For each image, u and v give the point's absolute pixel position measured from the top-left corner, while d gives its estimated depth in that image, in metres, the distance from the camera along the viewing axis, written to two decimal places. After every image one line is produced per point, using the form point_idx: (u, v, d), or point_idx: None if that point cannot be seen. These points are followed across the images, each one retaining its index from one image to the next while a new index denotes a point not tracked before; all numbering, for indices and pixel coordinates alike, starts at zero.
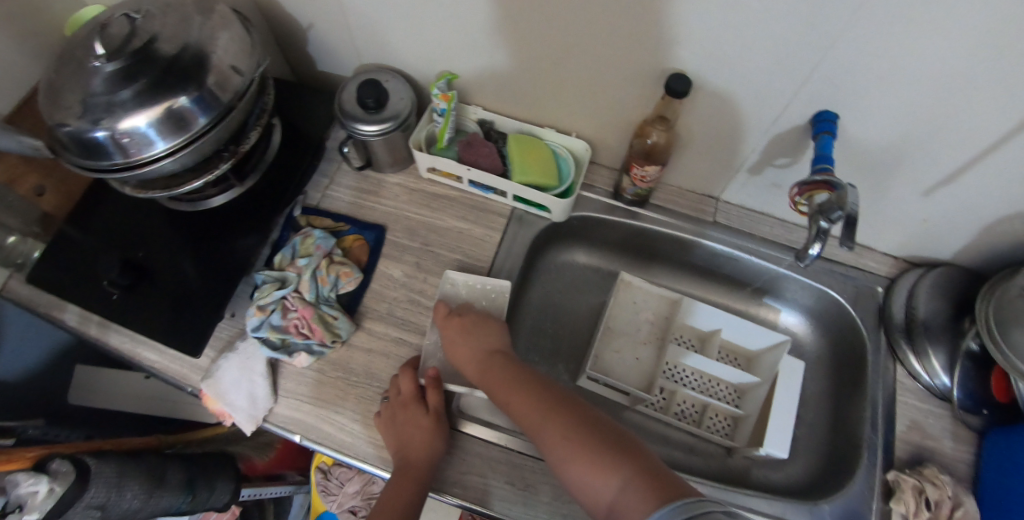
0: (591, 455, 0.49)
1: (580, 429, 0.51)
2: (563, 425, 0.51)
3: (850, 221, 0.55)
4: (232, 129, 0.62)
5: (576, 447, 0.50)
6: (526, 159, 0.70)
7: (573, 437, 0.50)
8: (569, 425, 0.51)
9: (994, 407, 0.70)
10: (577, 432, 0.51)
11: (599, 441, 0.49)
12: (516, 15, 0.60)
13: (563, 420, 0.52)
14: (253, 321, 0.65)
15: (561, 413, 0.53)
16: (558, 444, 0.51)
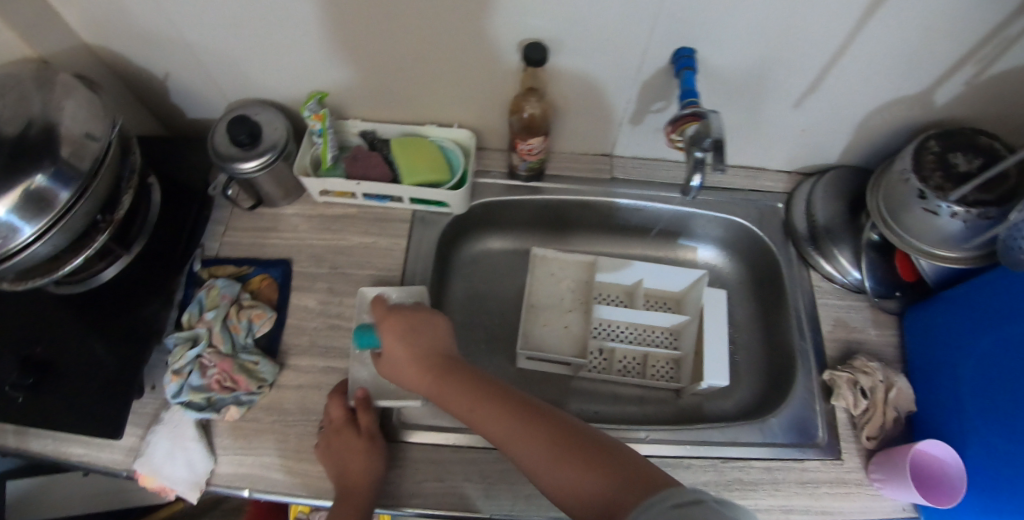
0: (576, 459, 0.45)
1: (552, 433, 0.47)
2: (537, 431, 0.47)
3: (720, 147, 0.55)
4: (101, 197, 0.59)
5: (558, 451, 0.46)
6: (412, 160, 0.70)
7: (550, 442, 0.46)
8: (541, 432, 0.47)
9: (904, 288, 0.74)
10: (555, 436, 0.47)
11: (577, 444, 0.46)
12: (363, 19, 0.59)
13: (533, 427, 0.48)
14: (172, 388, 0.62)
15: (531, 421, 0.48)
16: (539, 454, 0.46)
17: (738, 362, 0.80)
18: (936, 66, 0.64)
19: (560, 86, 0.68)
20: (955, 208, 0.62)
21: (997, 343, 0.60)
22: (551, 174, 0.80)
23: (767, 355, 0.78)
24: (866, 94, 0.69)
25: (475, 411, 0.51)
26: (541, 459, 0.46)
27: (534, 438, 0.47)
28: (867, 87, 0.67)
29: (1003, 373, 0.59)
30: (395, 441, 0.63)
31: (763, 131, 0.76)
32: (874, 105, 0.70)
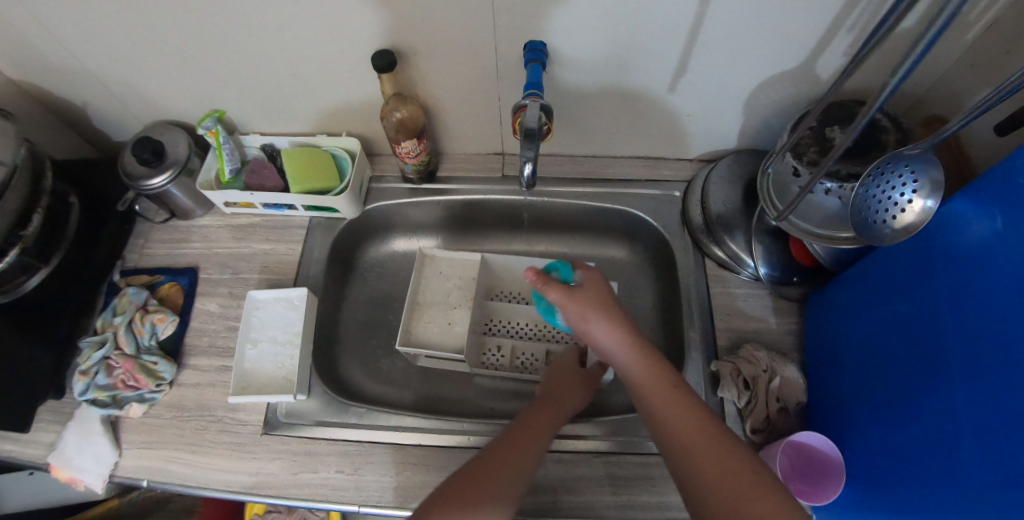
0: (710, 441, 0.50)
1: (697, 409, 0.53)
2: (690, 407, 0.53)
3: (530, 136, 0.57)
4: (11, 217, 0.66)
5: (701, 434, 0.51)
6: (298, 168, 0.73)
7: (694, 420, 0.52)
8: (681, 410, 0.52)
9: (802, 273, 0.70)
10: (693, 417, 0.52)
11: (712, 425, 0.52)
12: (230, 41, 0.64)
13: (686, 400, 0.53)
14: (78, 386, 0.68)
15: (687, 395, 0.54)
16: (676, 433, 0.51)
17: None
18: (805, 39, 0.61)
19: (430, 87, 0.70)
20: (829, 184, 0.61)
21: (876, 329, 0.56)
22: (446, 175, 0.82)
23: (669, 347, 0.77)
24: (740, 77, 0.67)
25: (651, 372, 0.55)
26: (675, 440, 0.51)
27: (674, 416, 0.52)
28: (738, 67, 0.66)
29: (881, 361, 0.55)
30: (278, 433, 0.67)
31: (649, 122, 0.76)
32: (754, 86, 0.68)
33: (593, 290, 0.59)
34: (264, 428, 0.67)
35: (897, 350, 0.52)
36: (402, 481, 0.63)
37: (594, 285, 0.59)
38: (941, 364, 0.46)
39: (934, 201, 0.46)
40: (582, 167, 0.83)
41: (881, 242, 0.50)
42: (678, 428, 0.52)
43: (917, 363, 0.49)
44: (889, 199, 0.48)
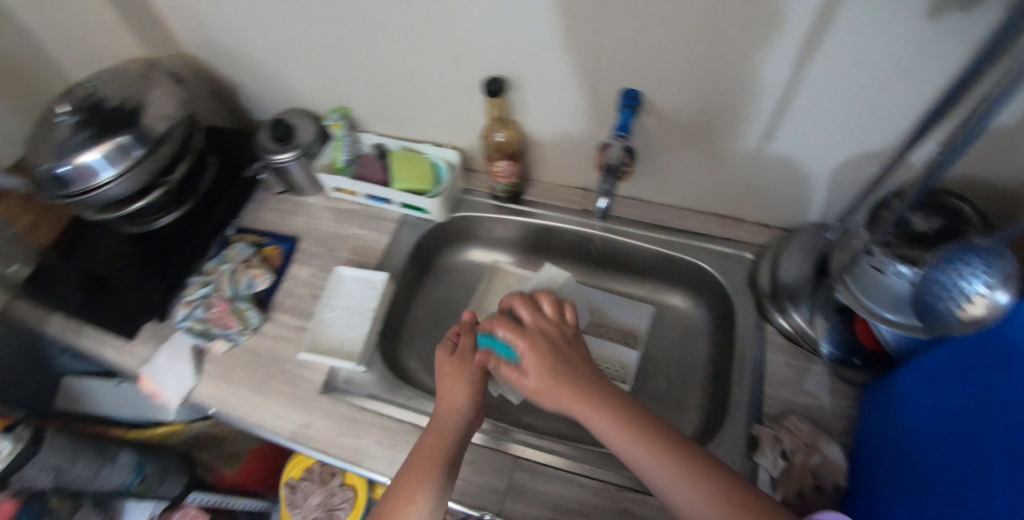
0: (678, 471, 0.49)
1: (658, 441, 0.51)
2: (649, 439, 0.51)
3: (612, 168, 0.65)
4: (165, 159, 0.80)
5: (667, 466, 0.49)
6: (403, 169, 0.83)
7: (656, 451, 0.50)
8: (642, 445, 0.51)
9: (864, 356, 0.68)
10: (655, 449, 0.50)
11: (681, 452, 0.50)
12: (369, 51, 0.76)
13: (648, 432, 0.51)
14: (181, 314, 0.79)
15: (645, 424, 0.52)
16: (641, 464, 0.50)
17: (686, 405, 0.80)
18: (895, 122, 0.63)
19: (531, 117, 0.77)
20: (901, 267, 0.59)
21: (930, 415, 0.54)
22: (530, 197, 0.88)
23: (713, 403, 0.77)
24: (826, 150, 0.69)
25: (598, 415, 0.53)
26: (643, 471, 0.50)
27: (632, 450, 0.51)
28: (825, 138, 0.68)
29: (929, 448, 0.52)
30: (332, 396, 0.73)
31: (730, 181, 0.78)
32: (839, 161, 0.70)
33: (532, 354, 0.57)
34: (321, 388, 0.74)
35: (946, 437, 0.50)
36: None
37: (534, 349, 0.58)
38: (986, 461, 0.44)
39: (1005, 297, 0.46)
40: (656, 215, 0.86)
41: (946, 329, 0.50)
42: (642, 459, 0.50)
43: (960, 459, 0.47)
44: (960, 288, 0.48)
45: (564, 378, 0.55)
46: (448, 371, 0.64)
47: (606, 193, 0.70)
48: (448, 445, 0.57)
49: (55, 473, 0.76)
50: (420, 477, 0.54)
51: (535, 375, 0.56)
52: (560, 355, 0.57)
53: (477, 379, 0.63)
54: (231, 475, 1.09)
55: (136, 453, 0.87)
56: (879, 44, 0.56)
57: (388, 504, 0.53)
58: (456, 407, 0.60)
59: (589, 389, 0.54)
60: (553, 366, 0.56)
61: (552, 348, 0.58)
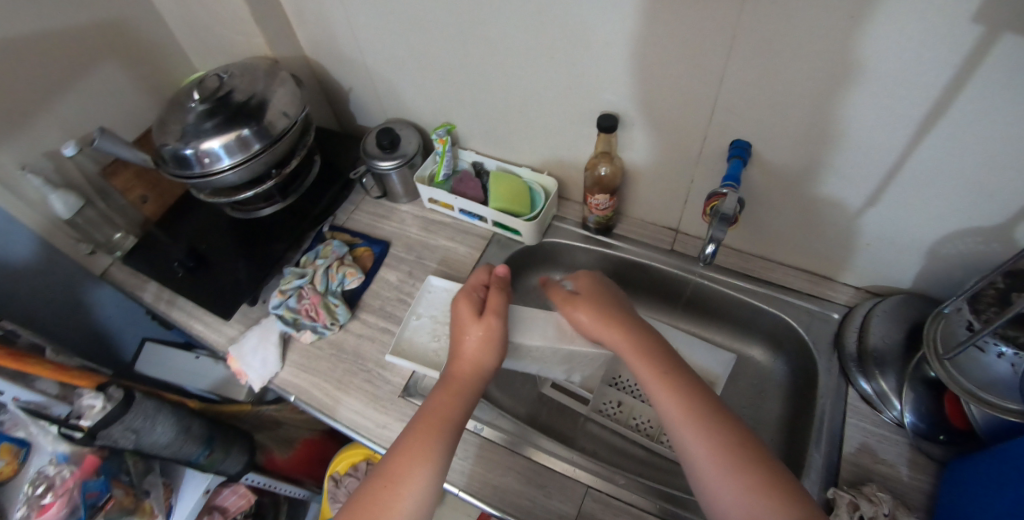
0: (702, 418, 0.53)
1: (687, 391, 0.56)
2: (678, 390, 0.56)
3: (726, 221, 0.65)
4: (278, 155, 0.85)
5: (691, 416, 0.54)
6: (500, 191, 0.88)
7: (684, 400, 0.55)
8: (673, 393, 0.56)
9: (950, 433, 0.66)
10: (684, 399, 0.55)
11: (706, 405, 0.55)
12: (488, 75, 0.81)
13: (677, 381, 0.57)
14: (275, 301, 0.82)
15: (678, 375, 0.58)
16: (669, 411, 0.56)
17: None
18: (1007, 204, 0.63)
19: (634, 155, 0.81)
20: (1003, 348, 0.59)
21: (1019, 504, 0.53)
22: (620, 232, 0.93)
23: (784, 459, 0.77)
24: (928, 223, 0.70)
25: (639, 357, 0.61)
26: (669, 417, 0.55)
27: (662, 395, 0.57)
28: (930, 210, 0.68)
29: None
30: (411, 401, 0.75)
31: (820, 239, 0.80)
32: (941, 234, 0.70)
33: (586, 298, 0.68)
34: (401, 392, 0.77)
35: None
36: (502, 483, 0.70)
37: (583, 293, 0.69)
38: None
39: None
40: (745, 263, 0.88)
41: None
42: (670, 407, 0.56)
43: None
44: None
45: (608, 320, 0.65)
46: (475, 323, 0.65)
47: (715, 241, 0.68)
48: (464, 394, 0.61)
49: (136, 436, 0.78)
50: (439, 420, 0.58)
51: (586, 311, 0.67)
52: (605, 299, 0.68)
53: (499, 333, 0.65)
54: (281, 461, 1.11)
55: (207, 428, 0.90)
56: (1003, 127, 0.56)
57: (410, 440, 0.56)
58: (477, 359, 0.63)
59: (633, 337, 0.63)
60: (603, 310, 0.66)
61: (603, 292, 0.69)
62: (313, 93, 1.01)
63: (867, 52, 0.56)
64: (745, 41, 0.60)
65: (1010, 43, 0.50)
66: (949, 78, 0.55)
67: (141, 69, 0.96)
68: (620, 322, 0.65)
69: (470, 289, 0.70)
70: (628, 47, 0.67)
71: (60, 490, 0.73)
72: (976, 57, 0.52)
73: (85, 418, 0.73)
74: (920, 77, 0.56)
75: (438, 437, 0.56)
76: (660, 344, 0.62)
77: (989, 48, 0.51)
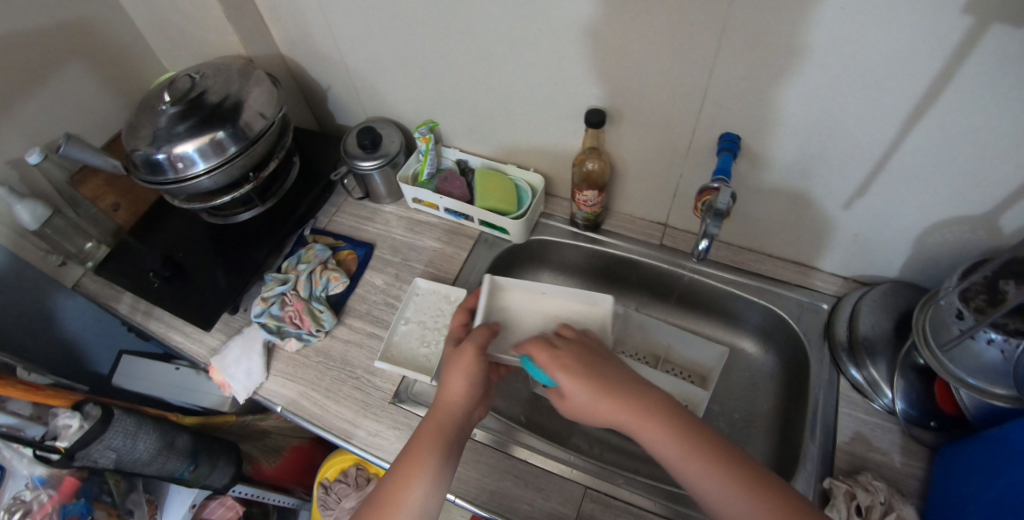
0: (743, 493, 0.48)
1: (721, 467, 0.49)
2: (707, 462, 0.50)
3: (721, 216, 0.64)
4: (255, 158, 0.82)
5: (730, 491, 0.48)
6: (487, 189, 0.87)
7: (719, 478, 0.49)
8: (706, 470, 0.50)
9: (942, 419, 0.67)
10: (720, 477, 0.49)
11: (743, 473, 0.49)
12: (471, 71, 0.79)
13: (704, 455, 0.50)
14: (257, 309, 0.80)
15: (702, 446, 0.51)
16: (705, 493, 0.49)
17: (748, 448, 0.81)
18: (992, 192, 0.63)
19: (622, 149, 0.80)
20: (993, 335, 0.59)
21: (1010, 492, 0.53)
22: (608, 228, 0.92)
23: (779, 450, 0.77)
24: (916, 213, 0.70)
25: (659, 436, 0.52)
26: (705, 498, 0.50)
27: (693, 476, 0.50)
28: (917, 200, 0.68)
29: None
30: (402, 407, 0.74)
31: (809, 230, 0.80)
32: (929, 223, 0.71)
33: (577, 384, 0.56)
34: (391, 398, 0.75)
35: None
36: (500, 488, 0.68)
37: (577, 378, 0.56)
38: None
39: None
40: (734, 256, 0.88)
41: None
42: (705, 487, 0.49)
43: None
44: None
45: (610, 404, 0.54)
46: (451, 362, 0.62)
47: (709, 236, 0.66)
48: (442, 434, 0.58)
49: (116, 454, 0.75)
50: (422, 454, 0.56)
51: (587, 396, 0.55)
52: (597, 369, 0.57)
53: (479, 370, 0.62)
54: (268, 470, 1.07)
55: (192, 441, 0.88)
56: (990, 117, 0.56)
57: (393, 478, 0.55)
58: (455, 397, 0.60)
59: (646, 413, 0.53)
60: (603, 389, 0.55)
61: (594, 361, 0.58)
62: (290, 93, 0.98)
63: (858, 43, 0.55)
64: (735, 34, 0.60)
65: (999, 32, 0.49)
66: (938, 68, 0.54)
67: (109, 71, 0.92)
68: (623, 400, 0.54)
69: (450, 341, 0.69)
70: (616, 41, 0.66)
71: (38, 515, 0.71)
72: (964, 47, 0.52)
73: (61, 439, 0.70)
74: (909, 67, 0.56)
75: (421, 478, 0.55)
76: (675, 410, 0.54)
77: (978, 39, 0.51)
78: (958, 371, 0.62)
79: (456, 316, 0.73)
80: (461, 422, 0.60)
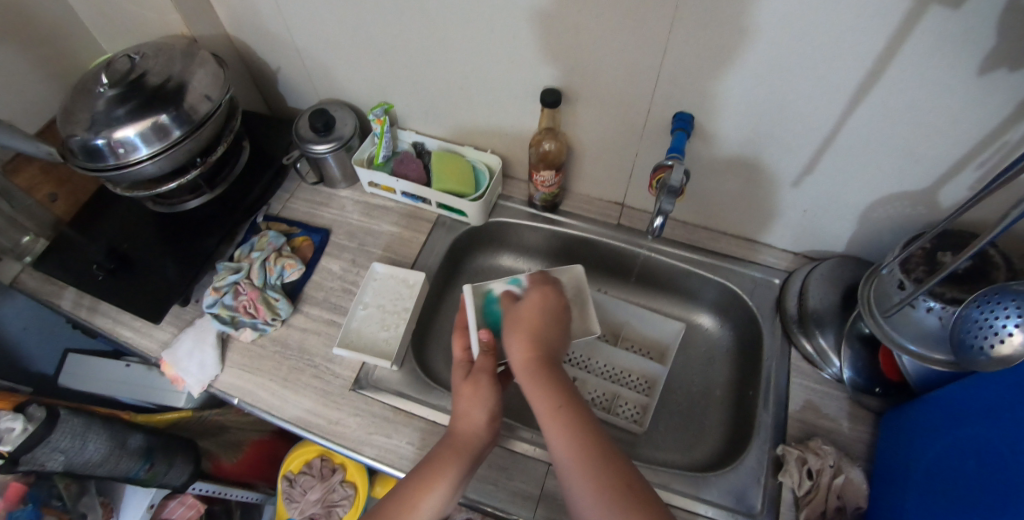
0: (589, 460, 0.51)
1: (579, 428, 0.52)
2: (568, 427, 0.53)
3: (676, 192, 0.65)
4: (203, 143, 0.79)
5: (575, 457, 0.51)
6: (444, 171, 0.86)
7: (574, 441, 0.52)
8: (564, 432, 0.52)
9: (886, 385, 0.70)
10: (575, 439, 0.52)
11: (596, 445, 0.52)
12: (424, 51, 0.78)
13: (572, 418, 0.53)
14: (208, 299, 0.77)
15: (573, 409, 0.54)
16: (558, 448, 0.52)
17: (707, 420, 0.83)
18: (931, 167, 0.66)
19: (579, 130, 0.80)
20: (932, 303, 0.60)
21: (946, 451, 0.57)
22: (566, 209, 0.92)
23: (735, 421, 0.80)
24: (860, 188, 0.72)
25: (537, 391, 0.56)
26: (558, 457, 0.52)
27: (549, 429, 0.53)
28: (860, 177, 0.71)
29: (949, 475, 0.55)
30: (363, 394, 0.73)
31: (762, 206, 0.82)
32: (873, 198, 0.73)
33: (527, 321, 0.62)
34: (352, 385, 0.74)
35: (966, 474, 0.53)
36: None
37: (533, 313, 0.63)
38: (1002, 501, 0.47)
39: None
40: (691, 235, 0.90)
41: (975, 366, 0.52)
42: (557, 445, 0.53)
43: (980, 494, 0.50)
44: (992, 326, 0.51)
45: (530, 345, 0.59)
46: (464, 391, 0.62)
47: (664, 213, 0.67)
48: (459, 465, 0.57)
49: (65, 456, 0.72)
50: (440, 477, 0.56)
51: (518, 336, 0.60)
52: (542, 324, 0.62)
53: (496, 399, 0.61)
54: (228, 466, 1.04)
55: (146, 440, 0.84)
56: (929, 94, 0.58)
57: (405, 495, 0.55)
58: (475, 428, 0.60)
59: (538, 369, 0.57)
60: (534, 332, 0.61)
61: (549, 309, 0.64)
62: (238, 75, 0.95)
63: (804, 23, 0.56)
64: (688, 12, 0.60)
65: (937, 13, 0.51)
66: (881, 48, 0.56)
67: (42, 54, 0.87)
68: (539, 347, 0.59)
69: (458, 366, 0.66)
70: (571, 21, 0.65)
71: None
72: (906, 28, 0.53)
73: (3, 443, 0.66)
74: (854, 47, 0.57)
75: (441, 484, 0.55)
76: (563, 376, 0.57)
77: (918, 19, 0.52)
78: (899, 338, 0.64)
79: (455, 337, 0.69)
80: (481, 450, 0.59)
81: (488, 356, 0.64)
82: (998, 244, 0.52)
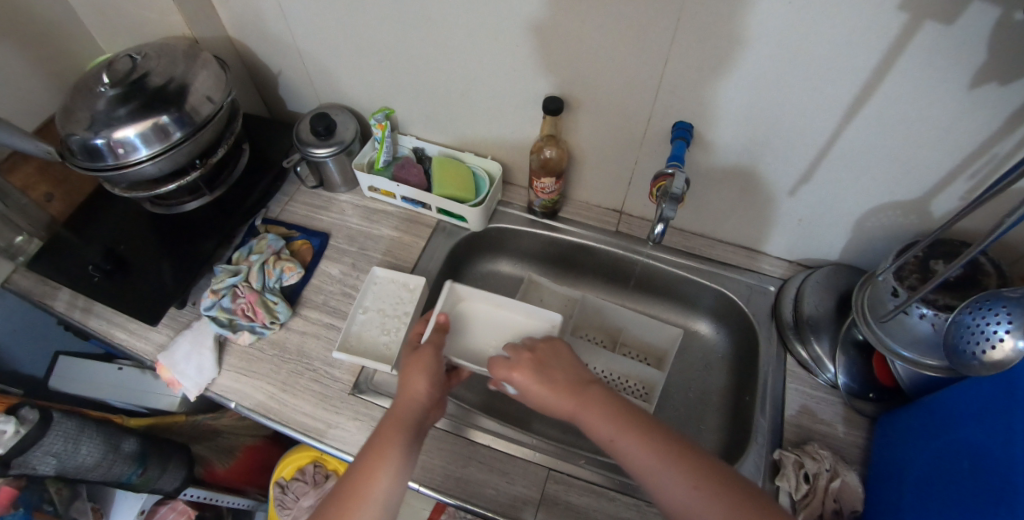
0: (665, 459, 0.51)
1: (648, 436, 0.53)
2: (639, 440, 0.53)
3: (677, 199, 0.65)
4: (203, 145, 0.78)
5: (659, 461, 0.51)
6: (445, 177, 0.87)
7: (649, 449, 0.52)
8: (637, 445, 0.52)
9: (880, 390, 0.72)
10: (648, 448, 0.52)
11: (672, 444, 0.52)
12: (428, 58, 0.78)
13: (639, 432, 0.53)
14: (206, 301, 0.76)
15: (634, 420, 0.54)
16: (637, 463, 0.52)
17: (704, 425, 0.84)
18: (924, 177, 0.67)
19: (579, 137, 0.81)
20: (924, 309, 0.61)
21: (938, 455, 0.58)
22: (566, 216, 0.93)
23: (732, 426, 0.80)
24: (854, 197, 0.74)
25: (596, 419, 0.55)
26: (639, 472, 0.52)
27: (624, 450, 0.53)
28: (854, 186, 0.72)
29: (942, 478, 0.56)
30: (363, 397, 0.73)
31: (758, 213, 0.83)
32: (867, 208, 0.75)
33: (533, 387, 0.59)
34: (351, 388, 0.74)
35: (958, 477, 0.54)
36: (466, 474, 0.68)
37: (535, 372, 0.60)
38: (994, 505, 0.48)
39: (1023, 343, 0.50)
40: (687, 242, 0.91)
41: (967, 370, 0.53)
42: (635, 458, 0.52)
43: (972, 498, 0.51)
44: (984, 332, 0.52)
45: (563, 390, 0.58)
46: (410, 362, 0.63)
47: (664, 220, 0.68)
48: (402, 439, 0.57)
49: (58, 460, 0.71)
50: (387, 448, 0.55)
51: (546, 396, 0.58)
52: (557, 369, 0.60)
53: (439, 370, 0.63)
54: (221, 472, 1.03)
55: (140, 444, 0.83)
56: (923, 107, 0.60)
57: (359, 471, 0.54)
58: (416, 395, 0.60)
59: (585, 400, 0.57)
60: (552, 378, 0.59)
61: (545, 359, 0.61)
62: (239, 78, 0.95)
63: (803, 36, 0.58)
64: (690, 25, 0.61)
65: (931, 29, 0.53)
66: (876, 62, 0.58)
67: (41, 52, 0.87)
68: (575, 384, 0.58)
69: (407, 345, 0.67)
70: (575, 30, 0.66)
71: None
72: (902, 42, 0.55)
73: None
74: (852, 61, 0.58)
75: (387, 458, 0.55)
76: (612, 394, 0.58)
77: (913, 33, 0.54)
78: (891, 343, 0.65)
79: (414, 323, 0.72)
80: (419, 420, 0.59)
81: (439, 335, 0.67)
82: (985, 252, 0.53)
